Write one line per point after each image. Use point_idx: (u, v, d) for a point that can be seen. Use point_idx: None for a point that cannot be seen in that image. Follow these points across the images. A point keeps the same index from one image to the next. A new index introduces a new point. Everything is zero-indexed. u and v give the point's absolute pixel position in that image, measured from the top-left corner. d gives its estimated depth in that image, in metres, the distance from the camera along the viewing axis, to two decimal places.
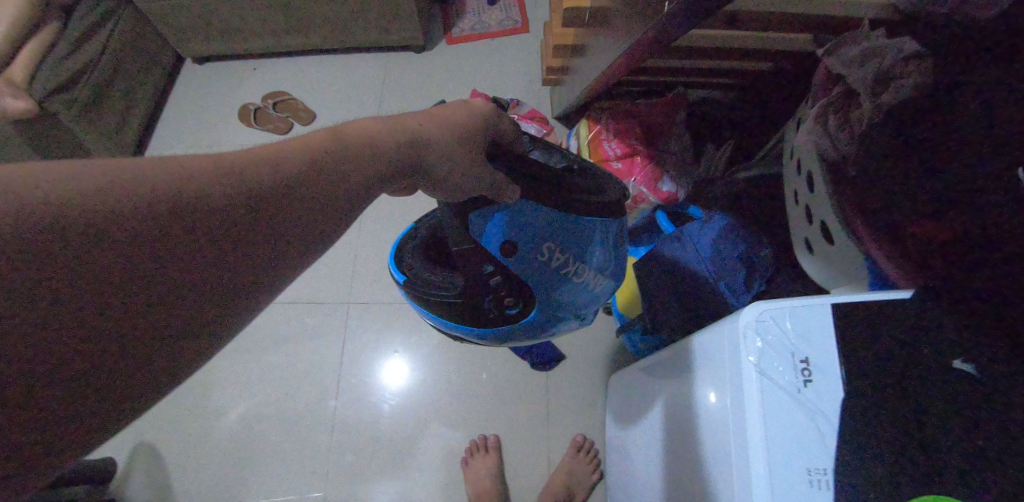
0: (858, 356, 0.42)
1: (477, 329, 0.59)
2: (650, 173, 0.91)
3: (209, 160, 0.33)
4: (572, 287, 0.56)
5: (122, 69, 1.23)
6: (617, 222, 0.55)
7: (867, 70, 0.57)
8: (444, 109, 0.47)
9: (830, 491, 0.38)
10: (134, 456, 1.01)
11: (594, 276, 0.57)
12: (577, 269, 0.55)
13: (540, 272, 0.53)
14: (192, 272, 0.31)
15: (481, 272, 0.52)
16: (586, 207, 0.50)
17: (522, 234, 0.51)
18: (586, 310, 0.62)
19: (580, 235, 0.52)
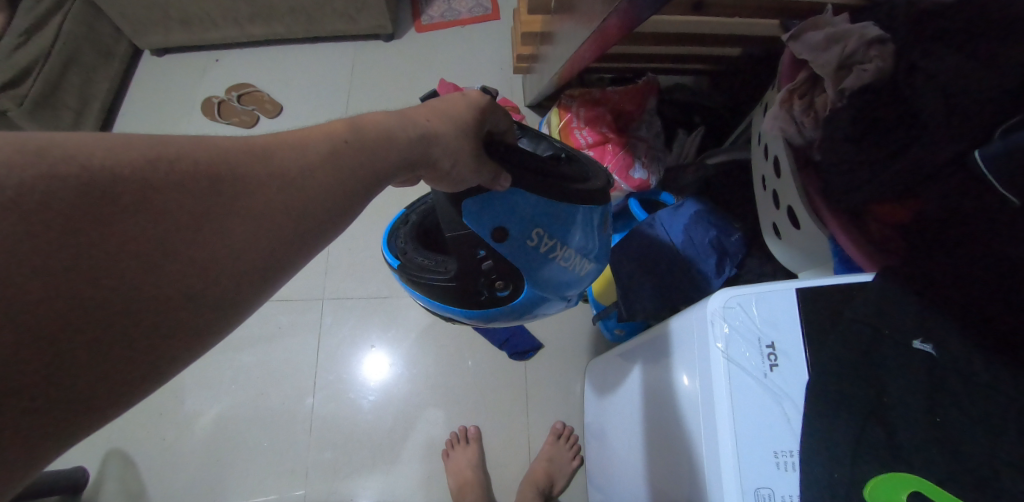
0: (820, 341, 0.43)
1: (467, 311, 0.58)
2: (622, 160, 0.89)
3: (233, 141, 0.34)
4: (560, 271, 0.56)
5: (78, 61, 1.18)
6: (602, 207, 0.55)
7: (830, 56, 0.54)
8: (447, 100, 0.45)
9: (795, 472, 0.39)
10: (107, 462, 0.99)
11: (579, 260, 0.57)
12: (564, 253, 0.55)
13: (531, 259, 0.52)
14: (183, 270, 0.29)
15: (473, 257, 0.51)
16: (575, 194, 0.50)
17: (512, 220, 0.49)
18: (572, 292, 0.63)
19: (568, 221, 0.52)
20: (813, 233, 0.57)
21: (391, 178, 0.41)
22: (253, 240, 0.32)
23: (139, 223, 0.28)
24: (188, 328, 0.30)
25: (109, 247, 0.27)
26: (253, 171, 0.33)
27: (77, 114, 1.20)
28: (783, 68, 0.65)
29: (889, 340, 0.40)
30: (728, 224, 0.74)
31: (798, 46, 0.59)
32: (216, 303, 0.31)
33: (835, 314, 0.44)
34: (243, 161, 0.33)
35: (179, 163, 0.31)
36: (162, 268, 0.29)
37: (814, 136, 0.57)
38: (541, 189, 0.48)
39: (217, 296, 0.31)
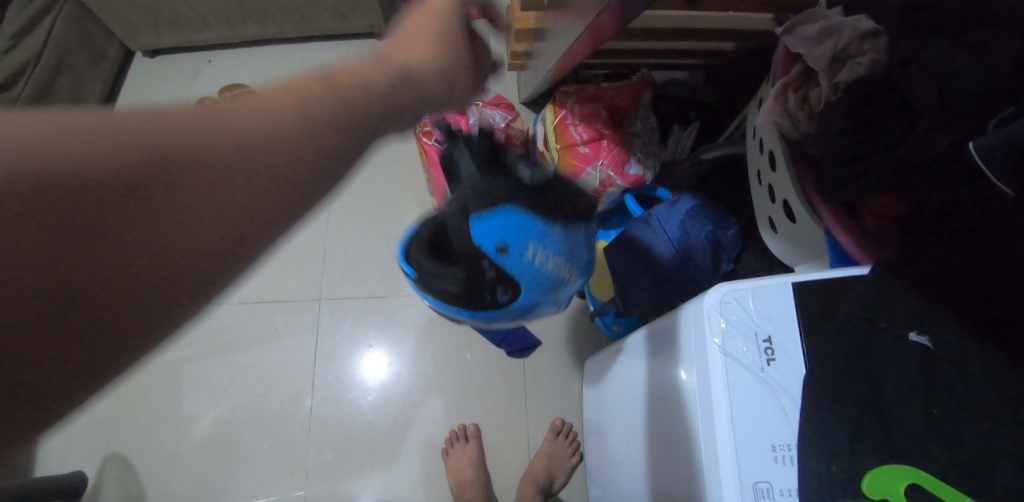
0: (816, 336, 0.43)
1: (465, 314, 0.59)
2: (617, 157, 0.86)
3: (176, 110, 0.28)
4: (560, 287, 0.58)
5: (70, 63, 1.17)
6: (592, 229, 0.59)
7: (823, 49, 0.54)
8: (411, 24, 0.44)
9: (794, 465, 0.39)
10: (106, 466, 0.99)
11: (577, 277, 0.59)
12: (564, 270, 0.56)
13: (531, 275, 0.53)
14: (136, 241, 0.25)
15: (477, 268, 0.53)
16: (563, 213, 0.54)
17: (515, 234, 0.51)
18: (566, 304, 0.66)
19: (566, 238, 0.54)
20: (810, 227, 0.57)
21: (385, 126, 0.37)
22: (224, 188, 0.27)
23: (89, 196, 0.24)
24: (178, 324, 0.27)
25: (39, 229, 0.23)
26: (220, 118, 0.28)
27: None
28: (778, 61, 0.64)
29: (885, 332, 0.40)
30: (725, 219, 0.74)
31: (791, 40, 0.58)
32: (180, 305, 0.26)
33: (830, 307, 0.44)
34: (193, 134, 0.27)
35: (126, 122, 0.26)
36: (112, 246, 0.24)
37: (808, 129, 0.57)
38: (536, 208, 0.52)
39: (189, 278, 0.26)
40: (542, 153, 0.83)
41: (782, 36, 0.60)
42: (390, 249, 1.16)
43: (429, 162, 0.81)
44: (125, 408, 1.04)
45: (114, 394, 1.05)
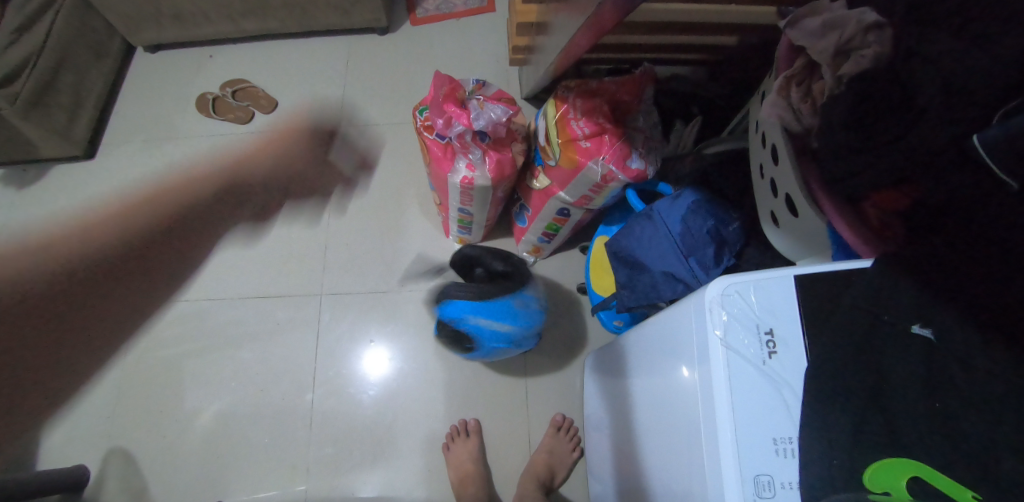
0: (818, 329, 0.42)
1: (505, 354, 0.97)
2: (621, 149, 0.74)
3: None
4: (501, 335, 0.86)
5: (72, 58, 1.17)
6: (516, 294, 0.85)
7: (829, 42, 0.54)
8: None
9: (796, 459, 0.39)
10: (108, 460, 1.00)
11: (509, 328, 0.85)
12: (501, 324, 0.85)
13: (488, 340, 0.86)
14: None
15: (450, 327, 0.88)
16: (495, 290, 0.83)
17: (457, 312, 0.83)
18: (516, 343, 0.89)
19: (497, 307, 0.83)
20: (811, 221, 0.57)
21: None
22: None
23: None
24: None
25: None
26: None
27: (71, 113, 1.19)
28: (782, 55, 0.64)
29: (888, 325, 0.40)
30: (727, 214, 0.73)
31: (795, 33, 0.58)
32: None
33: (834, 300, 0.43)
34: None
35: None
36: None
37: (812, 123, 0.57)
38: (475, 292, 0.83)
39: None
40: (543, 146, 0.81)
41: (786, 30, 0.60)
42: (391, 244, 1.16)
43: (430, 157, 0.81)
44: (127, 403, 1.04)
45: (116, 388, 1.05)
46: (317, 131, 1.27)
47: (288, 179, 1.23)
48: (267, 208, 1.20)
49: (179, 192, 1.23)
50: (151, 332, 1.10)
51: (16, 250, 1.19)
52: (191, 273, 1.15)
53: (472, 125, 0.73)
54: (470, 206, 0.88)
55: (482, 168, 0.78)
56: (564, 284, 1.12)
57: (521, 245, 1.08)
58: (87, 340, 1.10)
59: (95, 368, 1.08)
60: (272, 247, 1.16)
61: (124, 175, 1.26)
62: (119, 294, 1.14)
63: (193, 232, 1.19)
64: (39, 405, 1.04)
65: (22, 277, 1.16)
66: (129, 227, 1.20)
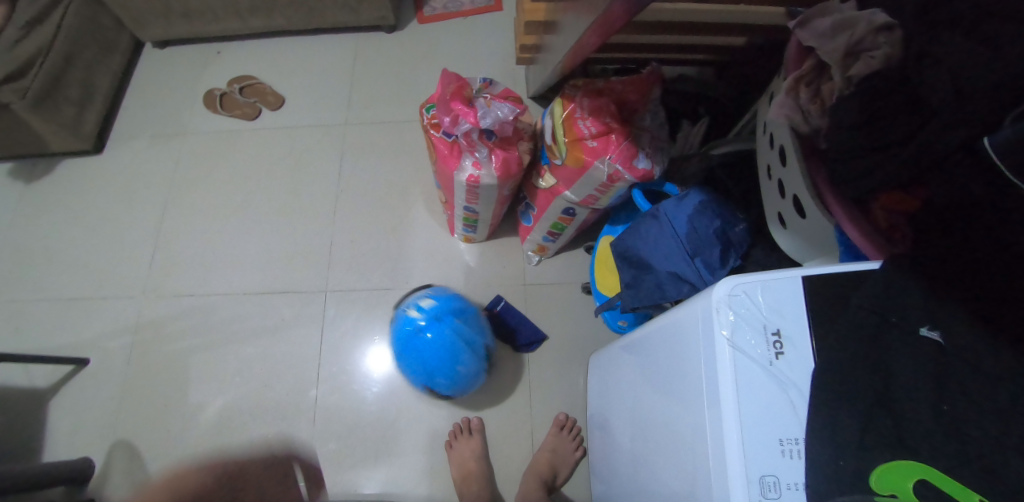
0: (825, 331, 0.42)
1: (481, 353, 0.93)
2: (628, 149, 0.74)
3: None
4: (415, 354, 0.90)
5: (81, 53, 1.18)
6: (429, 317, 0.91)
7: (838, 43, 0.53)
8: None
9: (800, 460, 0.39)
10: (114, 453, 1.02)
11: (421, 346, 0.90)
12: (415, 343, 0.90)
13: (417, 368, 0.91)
14: None
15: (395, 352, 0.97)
16: (411, 310, 0.92)
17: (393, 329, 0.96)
18: (438, 369, 0.90)
19: (409, 324, 0.91)
20: (820, 222, 0.57)
21: None
22: None
23: None
24: None
25: None
26: None
27: (79, 108, 1.20)
28: (790, 55, 0.64)
29: (897, 327, 0.39)
30: (734, 214, 0.73)
31: (804, 34, 0.58)
32: None
33: (842, 301, 0.43)
34: None
35: None
36: None
37: (820, 124, 0.57)
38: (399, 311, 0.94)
39: None
40: (550, 145, 0.81)
41: (795, 30, 0.59)
42: (396, 241, 1.16)
43: (437, 155, 0.82)
44: (133, 397, 1.06)
45: (123, 382, 1.07)
46: (324, 128, 1.27)
47: (295, 176, 1.23)
48: (273, 204, 1.21)
49: (186, 188, 1.24)
50: (158, 326, 1.11)
51: (26, 244, 1.20)
52: (198, 269, 1.16)
53: (479, 124, 0.73)
54: (476, 204, 0.88)
55: (488, 166, 0.78)
56: (569, 283, 1.11)
57: (526, 243, 1.08)
58: (94, 334, 1.11)
59: (102, 362, 1.09)
60: (278, 243, 1.17)
61: (132, 171, 1.27)
62: (127, 288, 1.15)
63: (200, 228, 1.20)
64: (47, 398, 1.06)
65: (31, 270, 1.18)
66: (137, 222, 1.22)
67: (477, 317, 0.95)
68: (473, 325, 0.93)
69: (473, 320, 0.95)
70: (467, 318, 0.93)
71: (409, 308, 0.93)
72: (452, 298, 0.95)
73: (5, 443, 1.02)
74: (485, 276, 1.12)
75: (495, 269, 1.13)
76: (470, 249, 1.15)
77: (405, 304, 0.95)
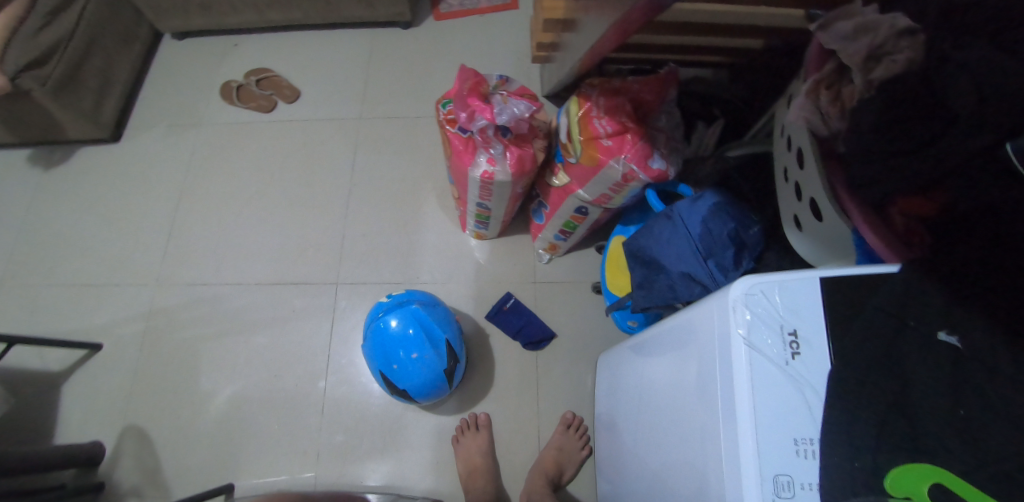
0: (843, 333, 0.42)
1: (437, 345, 0.91)
2: (643, 148, 0.74)
3: None
4: (374, 340, 0.91)
5: (101, 42, 1.19)
6: (394, 306, 0.93)
7: (860, 46, 0.53)
8: None
9: (815, 460, 0.39)
10: (123, 438, 1.03)
11: (379, 332, 0.91)
12: (375, 330, 0.92)
13: (373, 350, 0.91)
14: None
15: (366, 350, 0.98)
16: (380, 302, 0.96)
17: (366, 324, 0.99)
18: (395, 357, 0.90)
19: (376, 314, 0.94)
20: (837, 225, 0.57)
21: None
22: None
23: None
24: None
25: None
26: None
27: (98, 97, 1.22)
28: (810, 57, 0.63)
29: (915, 330, 0.39)
30: (748, 216, 0.73)
31: (826, 36, 0.57)
32: None
33: (859, 303, 0.43)
34: None
35: None
36: None
37: (840, 128, 0.56)
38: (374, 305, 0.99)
39: None
40: (565, 144, 0.81)
41: (816, 32, 0.58)
42: (408, 236, 1.16)
43: (451, 150, 0.82)
44: (144, 383, 1.07)
45: (134, 369, 1.08)
46: (338, 122, 1.28)
47: (308, 168, 1.24)
48: (286, 196, 1.22)
49: (201, 178, 1.25)
50: (170, 314, 1.12)
51: (42, 230, 1.22)
52: (211, 259, 1.17)
53: (495, 120, 0.73)
54: (489, 201, 0.89)
55: (503, 163, 0.79)
56: (579, 282, 1.12)
57: (537, 241, 1.08)
58: (108, 320, 1.13)
59: (114, 348, 1.10)
60: (290, 235, 1.18)
61: (148, 159, 1.28)
62: (140, 276, 1.16)
63: (213, 218, 1.21)
64: (60, 381, 1.07)
65: (47, 255, 1.19)
66: (151, 211, 1.23)
67: (445, 313, 0.95)
68: (437, 318, 0.93)
69: (441, 314, 0.94)
70: (431, 308, 0.94)
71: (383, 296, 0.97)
72: (423, 295, 0.97)
73: (17, 425, 1.03)
74: (495, 273, 1.12)
75: (505, 267, 1.13)
76: (481, 245, 1.15)
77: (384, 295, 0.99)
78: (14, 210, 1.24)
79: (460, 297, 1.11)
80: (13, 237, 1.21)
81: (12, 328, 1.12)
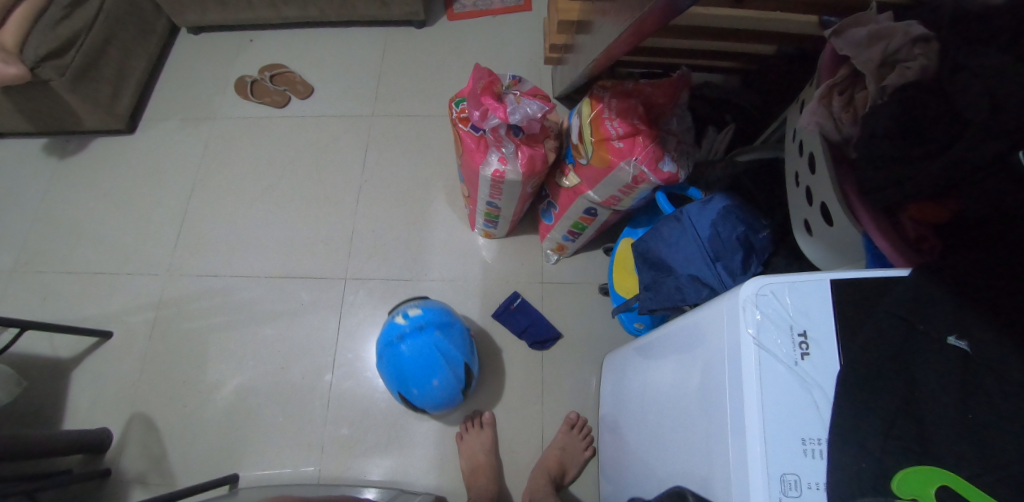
0: (852, 335, 0.42)
1: (456, 370, 0.91)
2: (654, 151, 0.74)
3: None
4: (392, 364, 0.89)
5: (119, 35, 1.20)
6: (410, 328, 0.90)
7: (873, 53, 0.53)
8: None
9: (822, 460, 0.39)
10: (130, 426, 1.04)
11: (397, 357, 0.89)
12: (393, 353, 0.90)
13: (392, 374, 0.90)
14: None
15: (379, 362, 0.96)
16: (394, 319, 0.92)
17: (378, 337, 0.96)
18: (413, 383, 0.89)
19: (391, 334, 0.91)
20: (846, 230, 0.57)
21: None
22: None
23: None
24: None
25: None
26: None
27: (115, 88, 1.23)
28: (823, 63, 0.64)
29: (923, 335, 0.39)
30: (758, 221, 0.73)
31: (839, 42, 0.58)
32: None
33: (869, 307, 0.43)
34: None
35: None
36: None
37: (852, 133, 0.57)
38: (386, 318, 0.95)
39: None
40: (576, 144, 0.82)
41: (829, 39, 0.59)
42: (416, 233, 1.17)
43: (463, 148, 0.83)
44: (152, 372, 1.08)
45: (142, 357, 1.09)
46: (350, 118, 1.29)
47: (319, 164, 1.25)
48: (297, 191, 1.23)
49: (213, 171, 1.27)
50: (180, 304, 1.14)
51: (56, 218, 1.23)
52: (221, 250, 1.18)
53: (508, 119, 0.73)
54: (498, 199, 0.89)
55: (514, 162, 0.79)
56: (585, 283, 1.12)
57: (545, 241, 1.08)
58: (117, 309, 1.14)
59: (124, 336, 1.11)
60: (300, 229, 1.19)
61: (161, 151, 1.30)
62: (151, 266, 1.18)
63: (225, 211, 1.22)
64: (69, 368, 1.08)
65: (60, 243, 1.21)
66: (163, 202, 1.24)
67: (461, 332, 0.93)
68: (455, 340, 0.92)
69: (458, 335, 0.93)
70: (450, 333, 0.91)
71: (396, 314, 0.93)
72: (438, 309, 0.94)
73: (25, 410, 1.04)
74: (503, 273, 1.13)
75: (512, 266, 1.14)
76: (489, 244, 1.16)
77: (394, 307, 0.95)
78: (29, 197, 1.26)
79: (467, 295, 1.11)
80: (27, 224, 1.23)
81: (23, 313, 1.14)
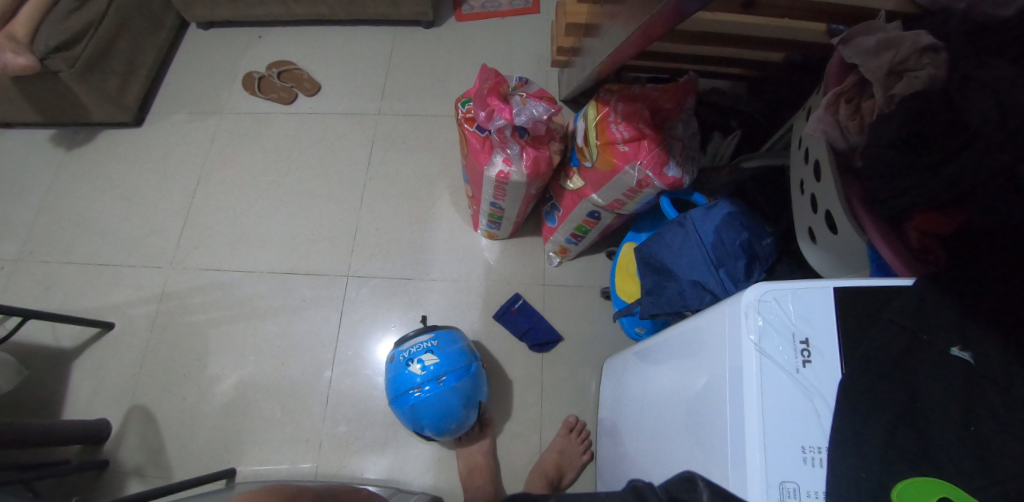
0: (854, 344, 0.42)
1: (474, 410, 0.90)
2: (658, 155, 0.74)
3: None
4: (408, 410, 0.87)
5: (129, 27, 1.21)
6: (427, 378, 0.86)
7: (881, 61, 0.53)
8: None
9: (822, 469, 0.38)
10: (129, 417, 1.04)
11: (414, 407, 0.86)
12: (407, 399, 0.87)
13: (411, 420, 0.88)
14: None
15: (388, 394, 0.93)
16: (406, 362, 0.88)
17: (388, 371, 0.92)
18: (429, 428, 0.88)
19: (404, 378, 0.87)
20: (850, 239, 0.56)
21: None
22: None
23: None
24: None
25: None
26: None
27: (123, 80, 1.24)
28: (831, 70, 0.63)
29: (926, 345, 0.39)
30: (761, 227, 0.73)
31: (848, 50, 0.57)
32: None
33: (873, 316, 0.42)
34: None
35: None
36: None
37: (858, 141, 0.56)
38: (397, 354, 0.90)
39: None
40: (581, 147, 0.82)
41: (838, 46, 0.59)
42: (420, 232, 1.17)
43: (468, 149, 0.83)
44: (152, 365, 1.08)
45: (143, 350, 1.10)
46: (357, 117, 1.29)
47: (325, 161, 1.25)
48: (302, 188, 1.23)
49: (219, 166, 1.27)
50: (181, 298, 1.14)
51: (61, 209, 1.24)
52: (225, 245, 1.18)
53: (513, 121, 0.73)
54: (502, 200, 0.89)
55: (518, 164, 0.79)
56: (587, 287, 1.12)
57: (548, 244, 1.08)
58: (119, 301, 1.14)
59: (124, 328, 1.12)
60: (304, 226, 1.19)
61: (168, 146, 1.30)
62: (154, 258, 1.18)
63: (228, 204, 1.23)
64: (70, 360, 1.09)
65: (64, 234, 1.21)
66: (168, 195, 1.25)
67: (477, 372, 0.91)
68: (471, 382, 0.89)
69: (473, 376, 0.90)
70: (468, 377, 0.89)
71: (410, 359, 0.88)
72: (453, 346, 0.90)
73: (25, 399, 1.04)
74: (505, 274, 1.13)
75: (514, 268, 1.14)
76: (492, 246, 1.16)
77: (406, 348, 0.90)
78: (34, 188, 1.26)
79: (467, 295, 1.11)
80: (32, 214, 1.23)
81: (26, 302, 1.14)
